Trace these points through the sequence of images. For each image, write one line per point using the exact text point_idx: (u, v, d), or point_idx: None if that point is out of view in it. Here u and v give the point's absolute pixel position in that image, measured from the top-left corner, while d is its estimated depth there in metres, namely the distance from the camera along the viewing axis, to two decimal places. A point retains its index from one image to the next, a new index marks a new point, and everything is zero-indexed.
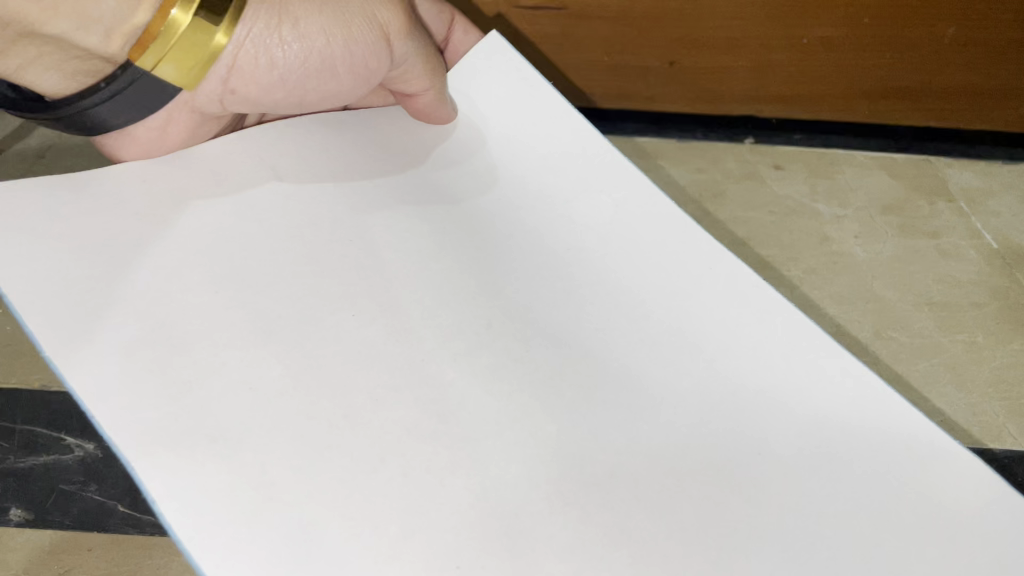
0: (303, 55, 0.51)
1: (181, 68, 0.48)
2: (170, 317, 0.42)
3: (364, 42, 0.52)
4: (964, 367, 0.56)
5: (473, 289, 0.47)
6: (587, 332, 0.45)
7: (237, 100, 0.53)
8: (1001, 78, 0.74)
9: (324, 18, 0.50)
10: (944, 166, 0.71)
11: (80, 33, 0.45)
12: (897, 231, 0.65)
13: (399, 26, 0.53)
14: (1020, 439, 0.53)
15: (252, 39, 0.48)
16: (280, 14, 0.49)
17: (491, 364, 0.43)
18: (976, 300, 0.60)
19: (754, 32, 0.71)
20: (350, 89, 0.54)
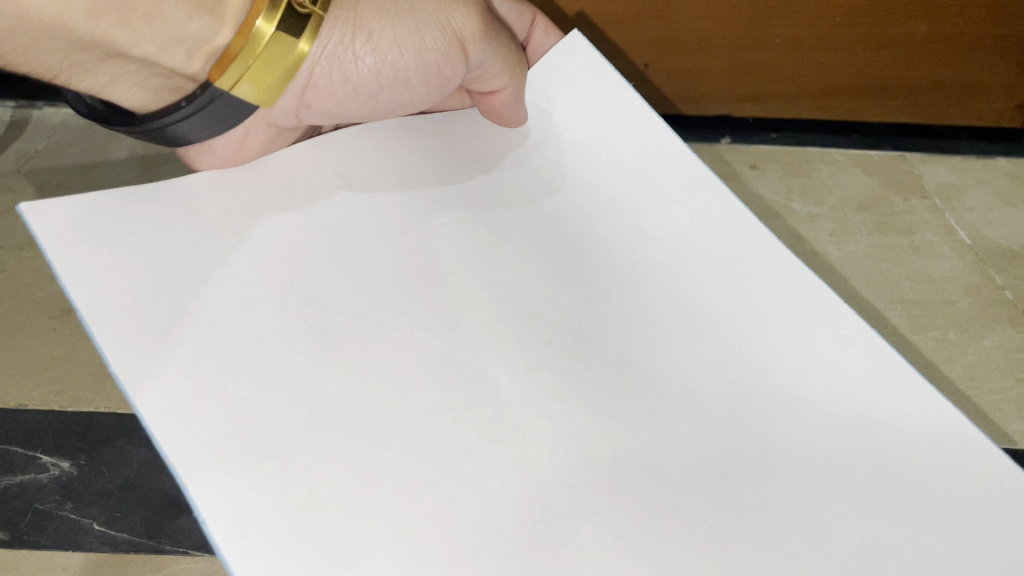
0: (378, 69, 0.48)
1: (258, 85, 0.44)
2: (231, 333, 0.39)
3: (438, 51, 0.48)
4: (935, 364, 0.57)
5: (538, 305, 0.43)
6: (654, 354, 0.42)
7: (316, 110, 0.50)
8: (972, 73, 0.74)
9: (398, 30, 0.47)
10: (919, 161, 0.72)
11: (163, 55, 0.41)
12: (871, 229, 0.66)
13: (477, 31, 0.49)
14: (993, 433, 0.54)
15: (327, 54, 0.45)
16: (354, 29, 0.45)
17: (552, 383, 0.40)
18: (949, 296, 0.61)
19: (726, 33, 0.71)
20: (431, 97, 0.51)
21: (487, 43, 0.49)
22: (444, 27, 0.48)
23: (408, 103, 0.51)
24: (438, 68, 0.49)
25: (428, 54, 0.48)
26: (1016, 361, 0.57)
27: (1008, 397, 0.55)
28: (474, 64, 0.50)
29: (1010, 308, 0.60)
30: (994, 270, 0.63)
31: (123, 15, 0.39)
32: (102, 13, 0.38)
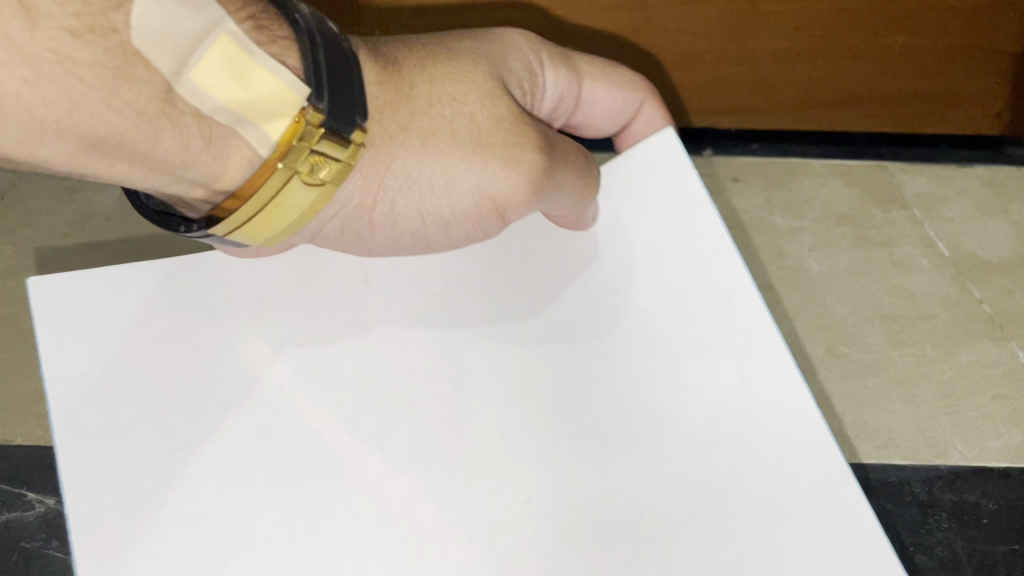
0: (399, 229, 0.51)
1: (253, 234, 0.46)
2: (194, 439, 0.52)
3: (475, 218, 0.50)
4: (913, 383, 0.58)
5: (541, 403, 0.51)
6: (643, 434, 0.49)
7: (332, 241, 0.52)
8: (954, 83, 0.74)
9: (419, 202, 0.49)
10: (899, 171, 0.72)
11: (167, 186, 0.44)
12: (851, 242, 0.67)
13: (518, 202, 0.49)
14: (966, 454, 0.56)
15: (342, 210, 0.48)
16: (373, 199, 0.48)
17: (522, 476, 0.49)
18: (928, 312, 0.61)
19: (703, 47, 0.72)
20: (458, 241, 0.53)
21: (531, 206, 0.50)
22: (481, 195, 0.49)
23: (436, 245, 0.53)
24: (469, 226, 0.51)
25: (456, 215, 0.50)
26: (993, 376, 0.58)
27: (985, 412, 0.56)
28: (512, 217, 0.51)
29: (988, 322, 0.61)
30: (971, 283, 0.63)
31: (105, 160, 0.40)
32: (83, 159, 0.39)
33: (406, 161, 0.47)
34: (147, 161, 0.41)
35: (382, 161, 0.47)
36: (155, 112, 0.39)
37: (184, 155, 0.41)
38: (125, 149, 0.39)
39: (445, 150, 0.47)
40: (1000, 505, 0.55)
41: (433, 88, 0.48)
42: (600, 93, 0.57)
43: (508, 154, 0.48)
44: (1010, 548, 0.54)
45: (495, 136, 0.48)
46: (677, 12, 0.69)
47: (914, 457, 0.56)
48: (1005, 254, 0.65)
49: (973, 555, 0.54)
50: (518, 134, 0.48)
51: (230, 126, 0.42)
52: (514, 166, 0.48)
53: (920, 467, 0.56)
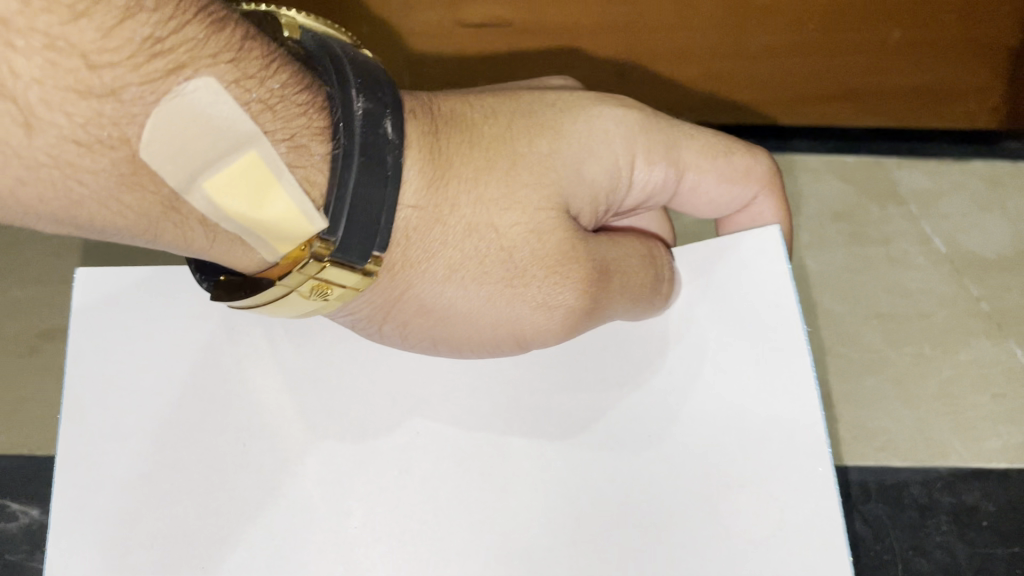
0: (421, 347, 0.46)
1: (255, 315, 0.43)
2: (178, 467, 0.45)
3: (498, 348, 0.46)
4: (911, 382, 0.57)
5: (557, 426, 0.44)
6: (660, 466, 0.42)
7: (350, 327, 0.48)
8: (951, 76, 0.73)
9: (439, 326, 0.45)
10: (894, 167, 0.71)
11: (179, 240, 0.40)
12: (847, 239, 0.66)
13: (544, 343, 0.45)
14: (965, 454, 0.55)
15: (347, 323, 0.45)
16: (388, 318, 0.44)
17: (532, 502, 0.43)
18: (925, 310, 0.61)
19: (697, 43, 0.71)
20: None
21: (560, 338, 0.45)
22: (500, 336, 0.45)
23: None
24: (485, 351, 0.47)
25: (473, 349, 0.46)
26: (992, 375, 0.57)
27: (984, 412, 0.56)
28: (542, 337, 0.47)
29: (986, 320, 0.60)
30: (970, 280, 0.62)
31: (106, 242, 0.36)
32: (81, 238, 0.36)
33: (424, 293, 0.43)
34: (147, 244, 0.37)
35: (399, 289, 0.43)
36: (156, 216, 0.35)
37: (186, 246, 0.38)
38: (122, 239, 0.36)
39: (470, 287, 0.43)
40: (1001, 507, 0.54)
41: (477, 207, 0.43)
42: (708, 184, 0.49)
43: (540, 301, 0.43)
44: (1012, 551, 0.53)
45: (531, 280, 0.43)
46: (671, 7, 0.68)
47: (913, 459, 0.55)
48: (1002, 251, 0.65)
49: (973, 556, 0.53)
50: (562, 278, 0.43)
51: (240, 235, 0.38)
52: (546, 316, 0.44)
53: (920, 469, 0.55)
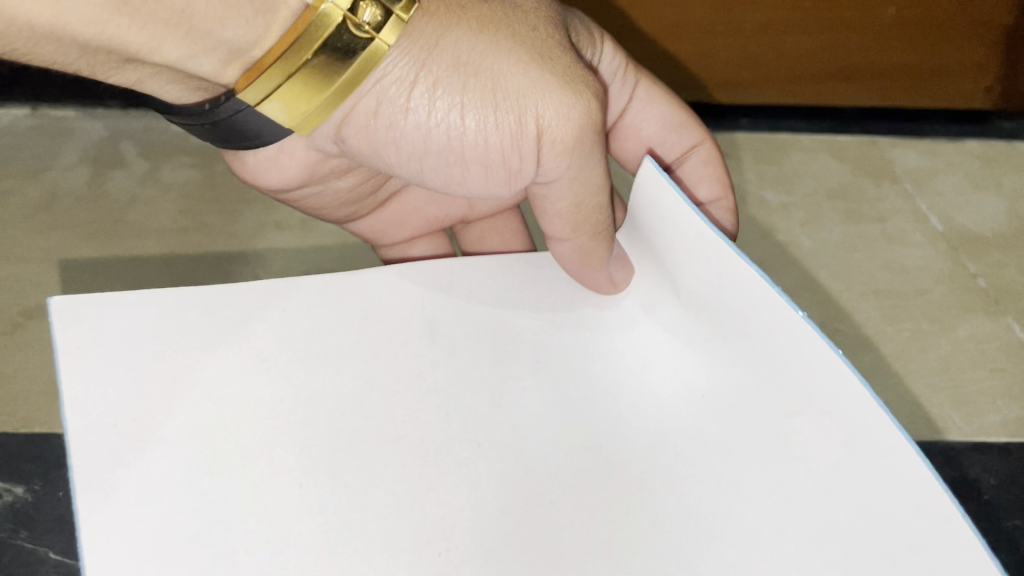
0: (431, 133, 0.43)
1: (286, 104, 0.41)
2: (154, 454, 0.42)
3: (508, 134, 0.42)
4: (909, 357, 0.57)
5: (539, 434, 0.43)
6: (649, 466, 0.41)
7: (355, 151, 0.46)
8: (941, 54, 0.74)
9: (468, 91, 0.41)
10: (888, 147, 0.70)
11: (199, 62, 0.40)
12: (843, 218, 0.65)
13: (565, 139, 0.42)
14: (965, 428, 0.54)
15: (377, 90, 0.42)
16: (421, 71, 0.41)
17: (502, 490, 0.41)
18: (922, 286, 0.60)
19: (692, 19, 0.72)
20: (488, 187, 0.47)
21: (570, 155, 0.43)
22: (523, 114, 0.41)
23: (473, 187, 0.47)
24: (504, 152, 0.43)
25: (496, 132, 0.42)
26: (991, 349, 0.57)
27: (984, 387, 0.55)
28: (556, 175, 0.44)
29: (983, 296, 0.60)
30: (966, 257, 0.62)
31: (141, 21, 0.36)
32: (112, 20, 0.35)
33: (456, 44, 0.41)
34: (183, 19, 0.37)
35: (435, 34, 0.40)
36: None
37: (222, 14, 0.37)
38: (159, 3, 0.36)
39: (500, 44, 0.41)
40: (1001, 480, 0.52)
41: None
42: (651, 119, 0.52)
43: (565, 76, 0.41)
44: (1013, 524, 0.51)
45: (557, 56, 0.42)
46: None
47: (913, 432, 0.54)
48: (998, 228, 0.64)
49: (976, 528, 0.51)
50: (583, 76, 0.42)
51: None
52: (572, 93, 0.41)
53: (921, 442, 0.53)
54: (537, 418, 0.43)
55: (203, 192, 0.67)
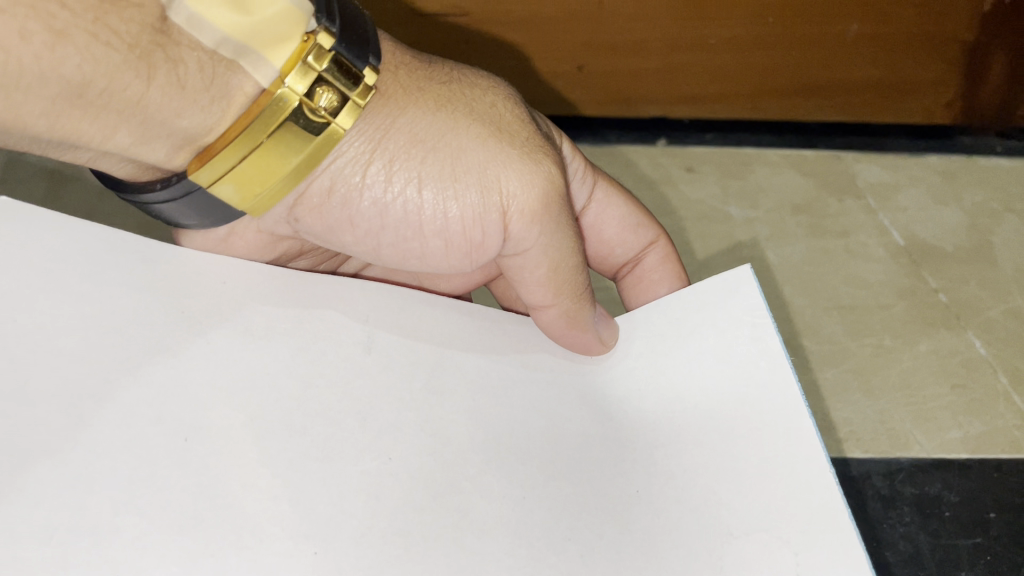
0: (387, 209, 0.42)
1: (242, 188, 0.38)
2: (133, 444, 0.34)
3: (473, 207, 0.41)
4: (873, 375, 0.57)
5: (543, 459, 0.40)
6: (657, 503, 0.38)
7: (309, 229, 0.45)
8: (902, 73, 0.73)
9: (425, 166, 0.41)
10: (852, 162, 0.74)
11: (145, 151, 0.37)
12: (807, 232, 0.67)
13: (530, 210, 0.42)
14: (927, 445, 0.54)
15: (332, 170, 0.40)
16: (376, 148, 0.40)
17: (509, 493, 0.38)
18: (884, 301, 0.61)
19: (657, 36, 0.70)
20: (443, 264, 0.45)
21: (535, 224, 0.42)
22: (487, 188, 0.41)
23: (430, 265, 0.46)
24: (466, 228, 0.43)
25: (456, 208, 0.42)
26: (951, 365, 0.57)
27: (945, 402, 0.55)
28: (528, 250, 0.43)
29: (944, 310, 0.60)
30: (927, 273, 0.63)
31: (93, 113, 0.33)
32: (65, 112, 0.33)
33: (415, 121, 0.41)
34: (138, 111, 0.34)
35: (390, 114, 0.40)
36: (148, 48, 0.33)
37: (178, 105, 0.35)
38: (113, 97, 0.33)
39: (460, 124, 0.41)
40: (963, 497, 0.52)
41: (454, 71, 0.44)
42: (611, 219, 0.53)
43: (526, 150, 0.42)
44: (973, 542, 0.50)
45: (516, 132, 0.43)
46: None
47: (876, 450, 0.54)
48: (958, 243, 0.65)
49: (935, 548, 0.50)
50: (538, 148, 0.43)
51: (235, 59, 0.35)
52: (532, 166, 0.42)
53: (880, 459, 0.53)
54: (523, 426, 0.41)
55: None
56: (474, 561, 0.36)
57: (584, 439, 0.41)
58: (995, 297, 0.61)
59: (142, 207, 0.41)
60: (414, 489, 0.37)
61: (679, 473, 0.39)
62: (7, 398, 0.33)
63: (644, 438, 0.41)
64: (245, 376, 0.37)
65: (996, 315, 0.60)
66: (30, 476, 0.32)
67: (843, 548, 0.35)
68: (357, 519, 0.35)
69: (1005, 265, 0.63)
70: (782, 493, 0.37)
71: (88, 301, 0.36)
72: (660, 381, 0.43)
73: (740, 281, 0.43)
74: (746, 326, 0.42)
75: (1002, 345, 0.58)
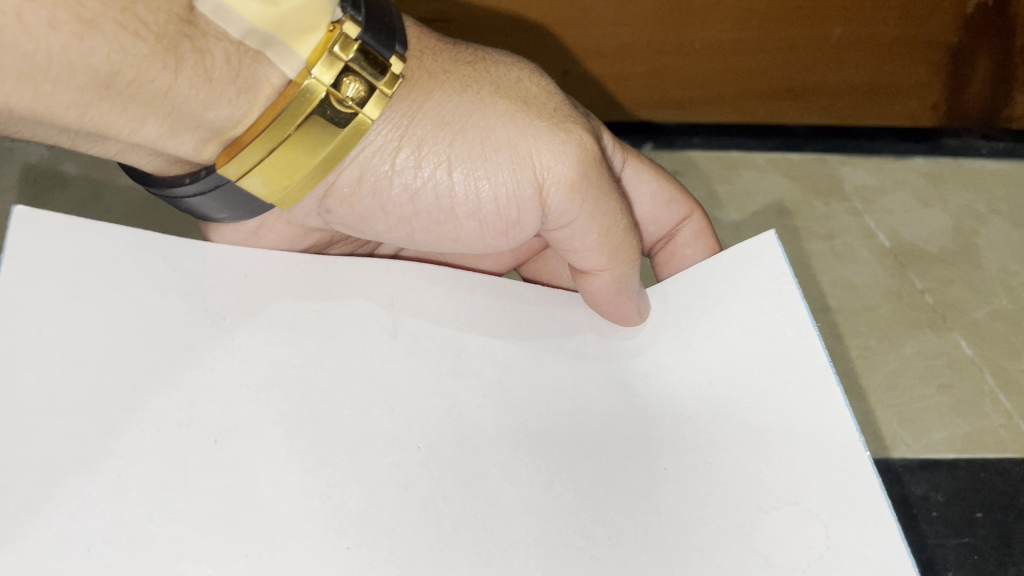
0: (422, 192, 0.43)
1: (270, 181, 0.39)
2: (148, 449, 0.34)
3: (512, 182, 0.43)
4: (859, 376, 0.57)
5: (564, 452, 0.40)
6: (677, 491, 0.39)
7: (341, 220, 0.45)
8: (886, 74, 0.73)
9: (454, 149, 0.42)
10: (838, 165, 0.73)
11: (172, 143, 0.37)
12: (794, 235, 0.67)
13: (568, 179, 0.43)
14: (913, 446, 0.54)
15: (361, 160, 0.42)
16: (404, 135, 0.42)
17: (537, 481, 0.39)
18: (870, 303, 0.61)
19: (643, 39, 0.70)
20: (479, 244, 0.47)
21: (574, 195, 0.43)
22: (520, 163, 0.42)
23: (466, 245, 0.47)
24: (500, 205, 0.44)
25: (488, 186, 0.43)
26: (936, 367, 0.57)
27: (930, 403, 0.55)
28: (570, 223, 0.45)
29: (930, 312, 0.60)
30: (913, 274, 0.63)
31: (122, 105, 0.34)
32: (94, 104, 0.33)
33: (441, 104, 0.42)
34: (166, 102, 0.35)
35: (414, 101, 0.41)
36: (176, 39, 0.33)
37: (206, 96, 0.35)
38: (142, 88, 0.33)
39: (486, 102, 0.43)
40: (950, 498, 0.52)
41: (474, 52, 0.45)
42: (644, 196, 0.53)
43: (552, 122, 0.43)
44: (961, 542, 0.51)
45: (542, 105, 0.44)
46: (616, 3, 0.68)
47: None
48: (943, 245, 0.66)
49: (922, 549, 0.50)
50: (564, 122, 0.44)
51: (261, 51, 0.36)
52: (562, 138, 0.43)
53: (872, 461, 0.53)
54: (539, 415, 0.41)
55: (143, 213, 0.65)
56: (501, 549, 0.37)
57: (604, 426, 0.41)
58: (979, 298, 0.61)
59: (173, 202, 0.41)
60: (439, 479, 0.37)
61: (667, 476, 0.39)
62: (34, 410, 0.33)
63: (663, 425, 0.41)
64: (264, 373, 0.38)
65: (982, 317, 0.60)
66: (58, 490, 0.32)
67: (869, 524, 0.36)
68: (382, 519, 0.36)
69: (989, 267, 0.64)
70: (806, 473, 0.38)
71: (108, 309, 0.36)
72: (686, 355, 0.43)
73: (765, 248, 0.44)
74: (771, 294, 0.43)
75: (987, 346, 0.58)
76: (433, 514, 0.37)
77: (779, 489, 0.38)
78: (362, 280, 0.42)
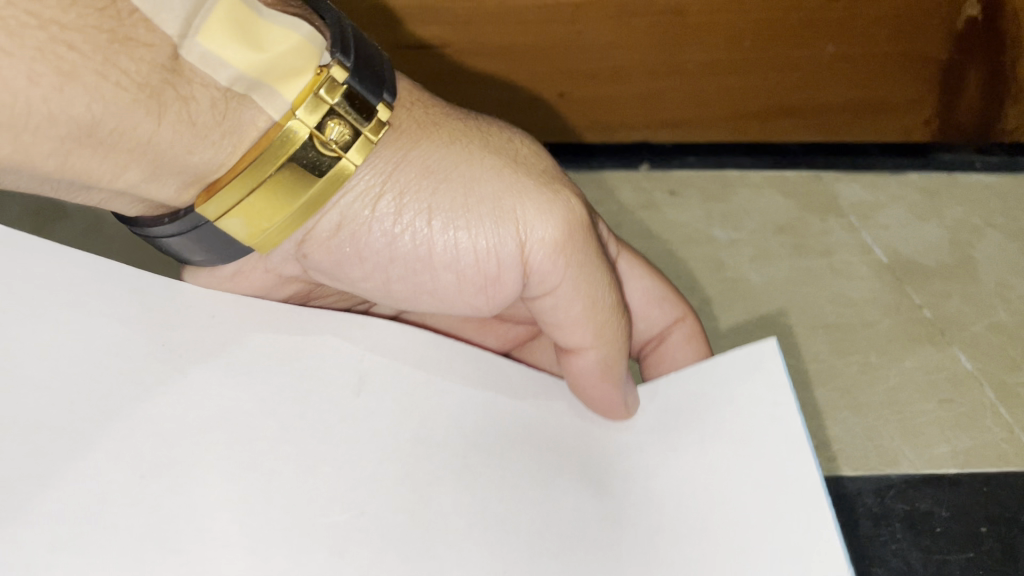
0: (402, 244, 0.43)
1: (250, 222, 0.39)
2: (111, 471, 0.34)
3: (494, 236, 0.43)
4: (859, 391, 0.57)
5: (538, 495, 0.40)
6: (650, 546, 0.40)
7: (316, 265, 0.45)
8: (879, 91, 0.75)
9: (435, 198, 0.42)
10: (834, 181, 0.74)
11: (156, 186, 0.37)
12: (790, 251, 0.67)
13: (553, 239, 0.43)
14: (915, 461, 0.53)
15: (341, 205, 0.42)
16: (387, 182, 0.42)
17: (503, 531, 0.38)
18: (869, 319, 0.61)
19: (637, 61, 0.71)
20: (459, 301, 0.46)
21: (557, 257, 0.43)
22: (504, 217, 0.43)
23: (443, 301, 0.46)
24: (481, 259, 0.43)
25: (471, 240, 0.43)
26: (937, 381, 0.57)
27: (931, 417, 0.55)
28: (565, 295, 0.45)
29: (929, 327, 0.60)
30: (911, 289, 0.63)
31: (104, 152, 0.34)
32: (75, 150, 0.33)
33: (429, 156, 0.42)
34: (149, 148, 0.35)
35: (401, 152, 0.42)
36: (158, 86, 0.33)
37: (188, 141, 0.36)
38: (124, 135, 0.34)
39: (474, 157, 0.43)
40: (954, 513, 0.51)
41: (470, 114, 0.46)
42: (635, 289, 0.54)
43: (542, 183, 0.44)
44: (966, 556, 0.50)
45: (532, 167, 0.45)
46: (609, 25, 0.69)
47: (864, 466, 0.53)
48: (941, 258, 0.66)
49: (928, 564, 0.50)
50: (553, 187, 0.45)
51: (246, 94, 0.36)
52: (550, 198, 0.44)
53: (872, 476, 0.53)
54: (517, 464, 0.41)
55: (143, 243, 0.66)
56: None
57: (576, 482, 0.42)
58: (978, 312, 0.61)
59: (155, 244, 0.41)
60: (408, 511, 0.37)
61: (645, 543, 0.40)
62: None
63: (646, 489, 0.42)
64: (230, 406, 0.37)
65: (980, 330, 0.60)
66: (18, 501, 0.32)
67: (831, 574, 0.36)
68: (346, 557, 0.35)
69: (987, 279, 0.64)
70: (766, 529, 0.38)
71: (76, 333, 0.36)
72: (670, 435, 0.44)
73: (765, 357, 0.42)
74: (770, 403, 0.41)
75: (987, 361, 0.58)
76: (407, 554, 0.36)
77: (746, 544, 0.38)
78: (337, 332, 0.42)
